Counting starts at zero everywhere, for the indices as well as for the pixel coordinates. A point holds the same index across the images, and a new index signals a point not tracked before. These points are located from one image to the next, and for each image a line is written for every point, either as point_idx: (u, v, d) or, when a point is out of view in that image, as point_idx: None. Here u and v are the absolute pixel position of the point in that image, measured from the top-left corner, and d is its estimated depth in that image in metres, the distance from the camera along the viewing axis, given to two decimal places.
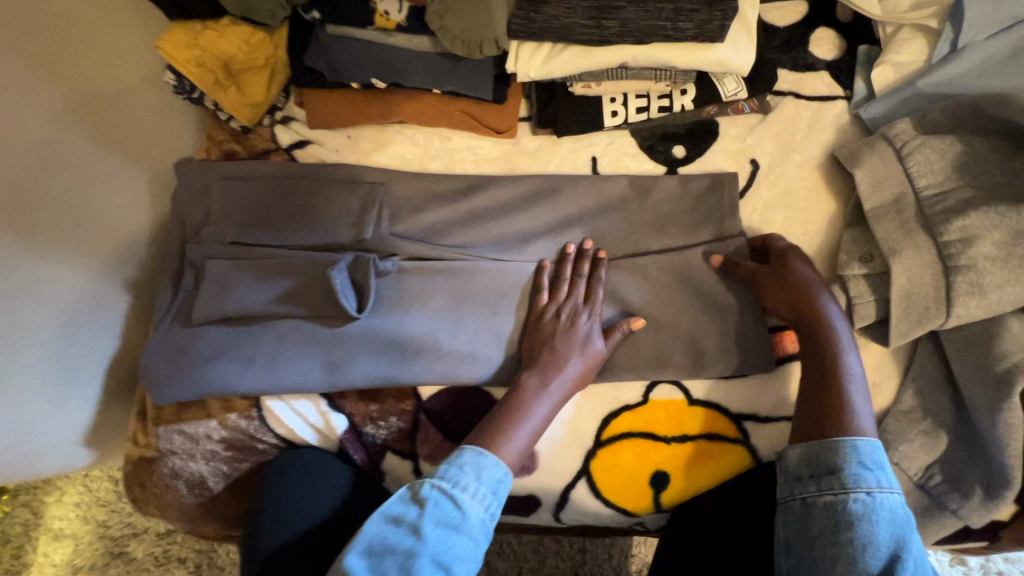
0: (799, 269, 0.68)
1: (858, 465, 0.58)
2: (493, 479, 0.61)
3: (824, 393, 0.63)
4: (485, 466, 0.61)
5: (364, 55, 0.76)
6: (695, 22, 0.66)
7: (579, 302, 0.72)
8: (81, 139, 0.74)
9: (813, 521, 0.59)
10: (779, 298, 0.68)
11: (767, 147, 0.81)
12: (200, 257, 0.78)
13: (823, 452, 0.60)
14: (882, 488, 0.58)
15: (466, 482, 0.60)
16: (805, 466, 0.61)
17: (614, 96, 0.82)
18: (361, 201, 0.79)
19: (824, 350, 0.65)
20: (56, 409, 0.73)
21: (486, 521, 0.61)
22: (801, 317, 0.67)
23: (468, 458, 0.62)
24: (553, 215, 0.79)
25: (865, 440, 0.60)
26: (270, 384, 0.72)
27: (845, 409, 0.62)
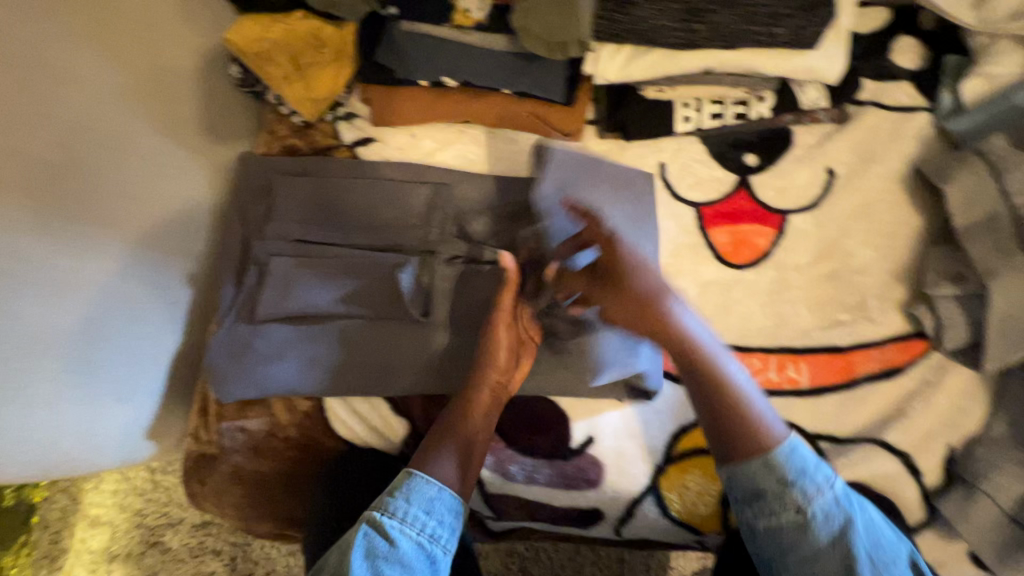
0: (628, 274, 0.64)
1: (784, 481, 0.57)
2: (425, 500, 0.59)
3: (721, 414, 0.60)
4: (415, 487, 0.60)
5: (436, 53, 0.75)
6: (789, 28, 0.65)
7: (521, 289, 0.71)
8: (151, 131, 0.74)
9: (762, 542, 0.58)
10: (636, 319, 0.64)
11: (845, 158, 0.78)
12: (264, 253, 0.75)
13: (747, 477, 0.58)
14: (813, 493, 0.57)
15: (398, 508, 0.59)
16: (735, 490, 0.60)
17: (687, 100, 0.79)
18: (427, 201, 0.77)
19: (699, 366, 0.62)
20: (121, 402, 0.72)
21: (425, 545, 0.58)
22: (652, 330, 0.64)
23: (401, 482, 0.61)
24: None
25: (783, 445, 0.58)
26: (334, 386, 0.71)
27: (748, 423, 0.59)
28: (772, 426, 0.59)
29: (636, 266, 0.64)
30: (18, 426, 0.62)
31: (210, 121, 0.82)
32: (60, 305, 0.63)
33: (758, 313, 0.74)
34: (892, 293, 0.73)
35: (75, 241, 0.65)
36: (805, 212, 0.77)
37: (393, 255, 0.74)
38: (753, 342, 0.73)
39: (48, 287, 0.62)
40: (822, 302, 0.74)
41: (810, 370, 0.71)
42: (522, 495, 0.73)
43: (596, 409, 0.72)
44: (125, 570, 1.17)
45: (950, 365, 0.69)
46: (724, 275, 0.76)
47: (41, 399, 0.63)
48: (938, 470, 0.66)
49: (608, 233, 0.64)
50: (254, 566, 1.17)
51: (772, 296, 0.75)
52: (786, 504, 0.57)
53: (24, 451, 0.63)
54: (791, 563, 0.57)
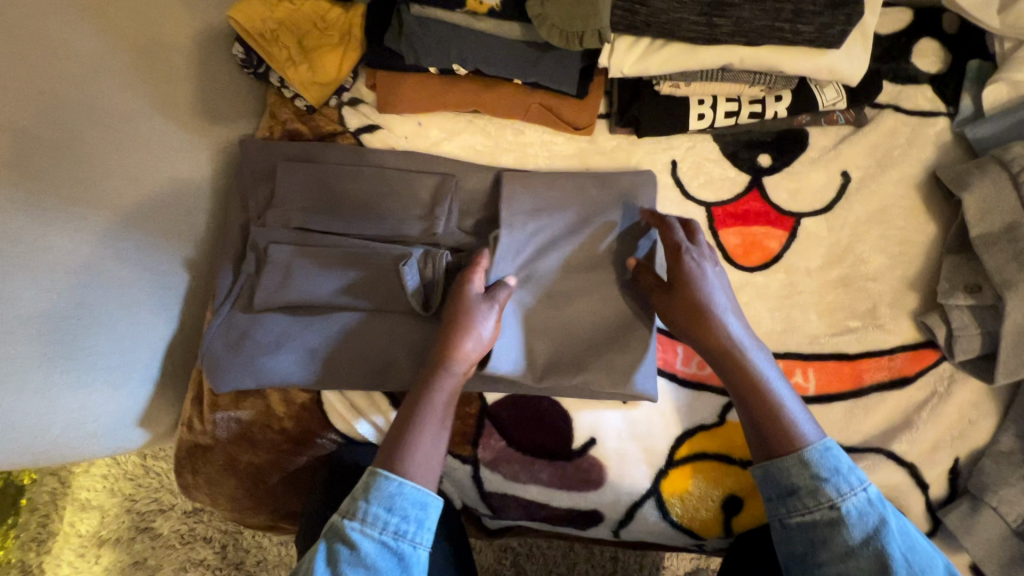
0: (697, 284, 0.64)
1: (817, 477, 0.56)
2: (384, 498, 0.54)
3: (754, 413, 0.60)
4: (374, 486, 0.55)
5: (448, 39, 0.72)
6: (815, 26, 0.62)
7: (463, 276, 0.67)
8: (150, 112, 0.72)
9: (795, 539, 0.57)
10: (691, 326, 0.64)
11: (861, 161, 0.77)
12: (264, 240, 0.73)
13: (780, 473, 0.57)
14: (846, 492, 0.55)
15: (357, 511, 0.54)
16: (768, 489, 0.59)
17: (702, 98, 0.77)
18: (433, 192, 0.75)
19: (737, 370, 0.61)
20: (116, 391, 0.68)
21: (390, 543, 0.54)
22: (697, 327, 0.63)
23: (362, 481, 0.56)
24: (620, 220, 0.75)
25: (813, 444, 0.57)
26: (333, 379, 0.70)
27: (780, 420, 0.59)
28: (801, 425, 0.59)
29: (698, 275, 0.64)
30: (11, 412, 0.59)
31: (211, 101, 0.79)
32: (54, 288, 0.61)
33: (767, 317, 0.73)
34: (903, 302, 0.71)
35: (73, 224, 0.63)
36: (819, 216, 0.76)
37: (395, 246, 0.71)
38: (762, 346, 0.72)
39: (41, 270, 0.60)
40: (832, 308, 0.73)
41: (817, 377, 0.69)
42: (521, 495, 0.71)
43: (599, 409, 0.71)
44: (113, 555, 1.16)
45: (960, 375, 0.68)
46: (732, 276, 0.75)
47: (35, 385, 0.61)
48: (943, 481, 0.65)
49: (682, 243, 0.66)
50: (244, 555, 1.16)
51: (782, 300, 0.74)
52: (820, 501, 0.55)
53: (17, 439, 0.61)
54: (824, 561, 0.54)
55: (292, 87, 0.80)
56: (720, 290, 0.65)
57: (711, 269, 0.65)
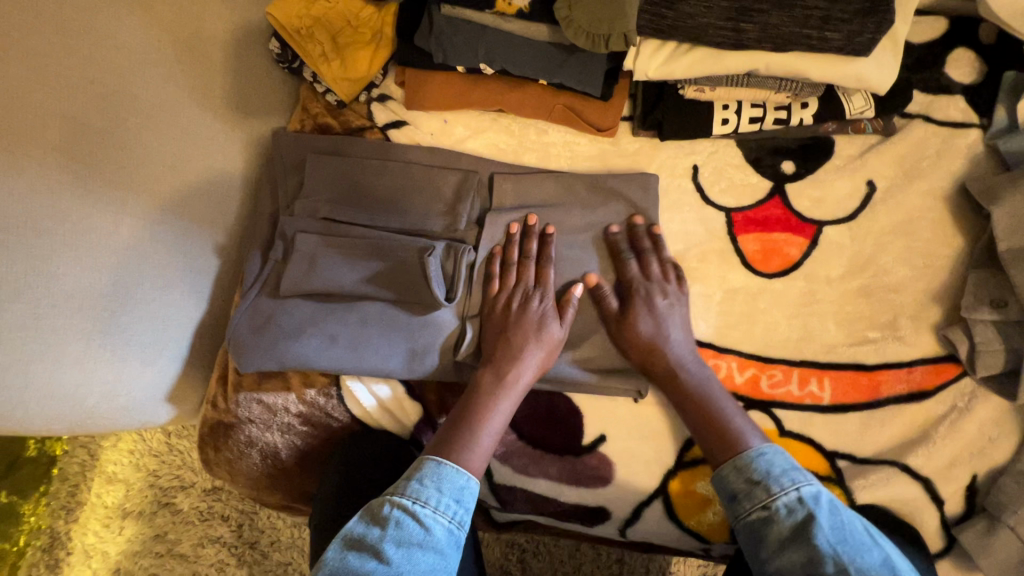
0: (646, 320, 0.68)
1: (750, 478, 0.59)
2: (454, 488, 0.60)
3: (700, 427, 0.64)
4: (446, 477, 0.60)
5: (476, 39, 0.73)
6: (843, 33, 0.62)
7: (531, 285, 0.70)
8: (190, 103, 0.75)
9: (744, 542, 0.58)
10: (641, 359, 0.68)
11: (887, 171, 0.76)
12: (292, 230, 0.75)
13: (723, 480, 0.61)
14: (778, 491, 0.57)
15: (428, 496, 0.59)
16: (720, 498, 0.62)
17: (726, 103, 0.77)
18: (455, 188, 0.77)
19: (681, 389, 0.66)
20: (148, 368, 0.71)
21: (454, 531, 0.59)
22: (642, 353, 0.68)
23: (429, 471, 0.60)
24: (634, 219, 0.75)
25: (753, 451, 0.60)
26: (352, 365, 0.71)
27: (724, 428, 0.63)
28: (739, 433, 0.63)
29: (648, 303, 0.69)
30: (50, 379, 0.63)
31: (246, 95, 0.82)
32: (95, 268, 0.64)
33: (784, 324, 0.73)
34: (926, 315, 0.70)
35: (116, 208, 0.66)
36: (841, 224, 0.75)
37: (416, 238, 0.73)
38: (777, 353, 0.72)
39: (84, 250, 0.63)
40: (852, 318, 0.72)
41: (833, 387, 0.69)
42: (529, 488, 0.73)
43: (610, 408, 0.71)
44: (136, 527, 1.21)
45: (981, 392, 0.67)
46: (751, 282, 0.75)
47: (72, 356, 0.64)
48: (960, 499, 0.64)
49: (634, 279, 0.71)
50: (259, 535, 1.19)
51: (800, 307, 0.73)
52: (754, 502, 0.58)
53: (55, 405, 0.64)
54: (766, 559, 0.56)
55: (323, 83, 0.82)
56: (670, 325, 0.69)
57: (656, 299, 0.70)
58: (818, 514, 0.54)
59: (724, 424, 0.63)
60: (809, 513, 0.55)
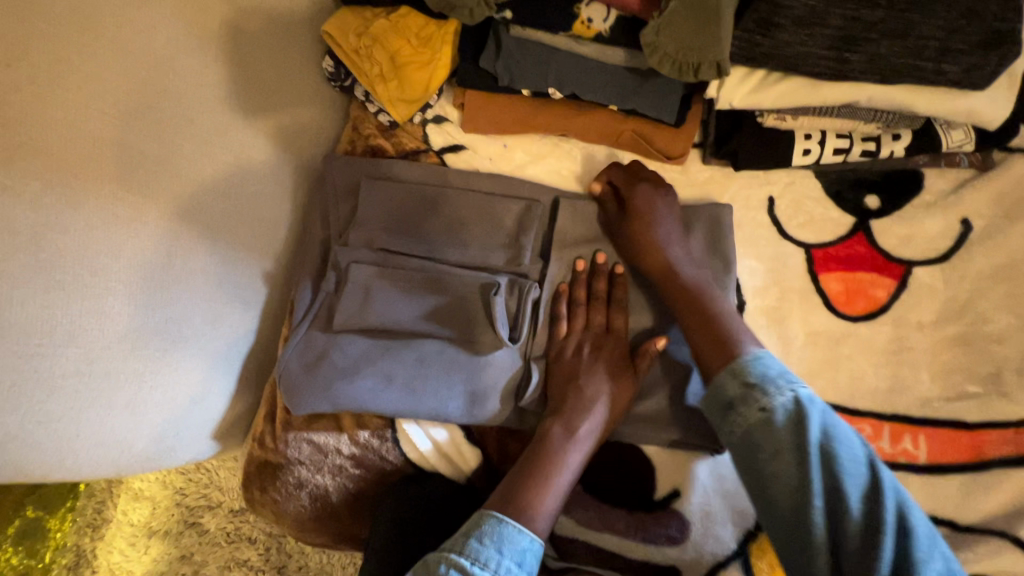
0: (656, 219, 0.68)
1: (749, 380, 0.55)
2: (517, 551, 0.55)
3: (696, 332, 0.62)
4: (507, 536, 0.55)
5: (545, 62, 0.69)
6: (962, 66, 0.56)
7: (600, 332, 0.68)
8: (242, 125, 0.71)
9: (739, 452, 0.54)
10: (646, 255, 0.67)
11: (984, 210, 0.70)
12: (346, 259, 0.71)
13: (721, 387, 0.57)
14: (774, 393, 0.54)
15: (488, 557, 0.53)
16: (712, 412, 0.58)
17: (809, 132, 0.72)
18: (518, 217, 0.72)
19: (679, 293, 0.65)
20: (197, 403, 0.68)
21: None
22: (642, 260, 0.68)
23: (490, 529, 0.55)
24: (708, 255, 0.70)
25: (747, 354, 0.58)
26: (409, 409, 0.67)
27: (722, 335, 0.61)
28: (738, 340, 0.60)
29: (648, 206, 0.69)
30: (100, 426, 0.59)
31: (298, 114, 0.78)
32: (147, 306, 0.60)
33: (872, 373, 0.68)
34: None
35: (171, 239, 0.63)
36: (932, 266, 0.70)
37: (478, 272, 0.68)
38: (864, 405, 0.67)
39: (135, 285, 0.59)
40: (946, 369, 0.67)
41: (929, 444, 0.64)
42: (594, 543, 0.66)
43: (684, 461, 0.67)
44: (162, 547, 1.18)
45: None
46: (834, 325, 0.70)
47: (123, 402, 0.60)
48: None
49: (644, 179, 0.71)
50: (287, 559, 1.16)
51: (888, 355, 0.68)
52: (750, 405, 0.54)
53: (104, 452, 0.61)
54: (763, 465, 0.52)
55: (377, 102, 0.79)
56: (673, 227, 0.69)
57: (666, 203, 0.70)
58: (813, 414, 0.51)
59: (715, 320, 0.62)
60: (803, 411, 0.52)
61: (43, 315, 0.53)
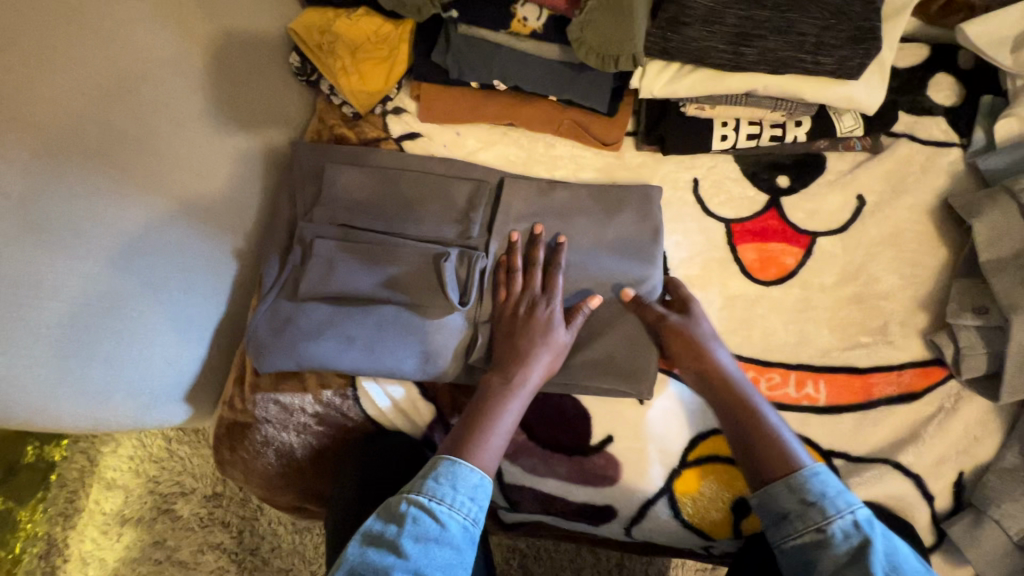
0: (699, 323, 0.72)
1: (807, 499, 0.59)
2: (469, 486, 0.61)
3: (755, 438, 0.64)
4: (460, 475, 0.62)
5: (490, 57, 0.78)
6: (836, 58, 0.67)
7: (538, 292, 0.73)
8: (214, 112, 0.78)
9: (791, 564, 0.59)
10: (687, 358, 0.70)
11: (875, 186, 0.80)
12: (310, 235, 0.78)
13: (772, 497, 0.61)
14: (833, 514, 0.57)
15: (443, 494, 0.60)
16: (764, 516, 0.61)
17: (725, 121, 0.82)
18: (468, 197, 0.80)
19: (732, 411, 0.66)
20: (170, 364, 0.73)
21: (469, 528, 0.60)
22: (694, 365, 0.70)
23: (444, 469, 0.62)
24: (636, 224, 0.78)
25: (807, 469, 0.61)
26: (367, 367, 0.73)
27: (781, 447, 0.63)
28: (798, 452, 0.63)
29: (700, 317, 0.73)
30: (80, 377, 0.65)
31: (268, 106, 0.85)
32: (125, 267, 0.67)
33: (782, 330, 0.76)
34: (913, 321, 0.74)
35: (146, 209, 0.69)
36: (834, 235, 0.79)
37: (432, 245, 0.76)
38: (774, 357, 0.75)
39: (113, 247, 0.66)
40: (844, 324, 0.76)
41: (828, 389, 0.73)
42: (538, 487, 0.75)
43: (617, 410, 0.74)
44: (135, 533, 1.20)
45: (965, 393, 0.71)
46: (749, 289, 0.79)
47: (104, 356, 0.66)
48: (948, 494, 0.68)
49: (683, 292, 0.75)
50: (259, 541, 1.19)
51: (796, 313, 0.77)
52: (807, 524, 0.58)
53: (84, 403, 0.66)
54: None
55: (341, 95, 0.86)
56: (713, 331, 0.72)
57: (625, 195, 0.79)
58: (876, 543, 0.55)
59: (774, 433, 0.64)
60: (865, 538, 0.55)
61: (29, 270, 0.59)
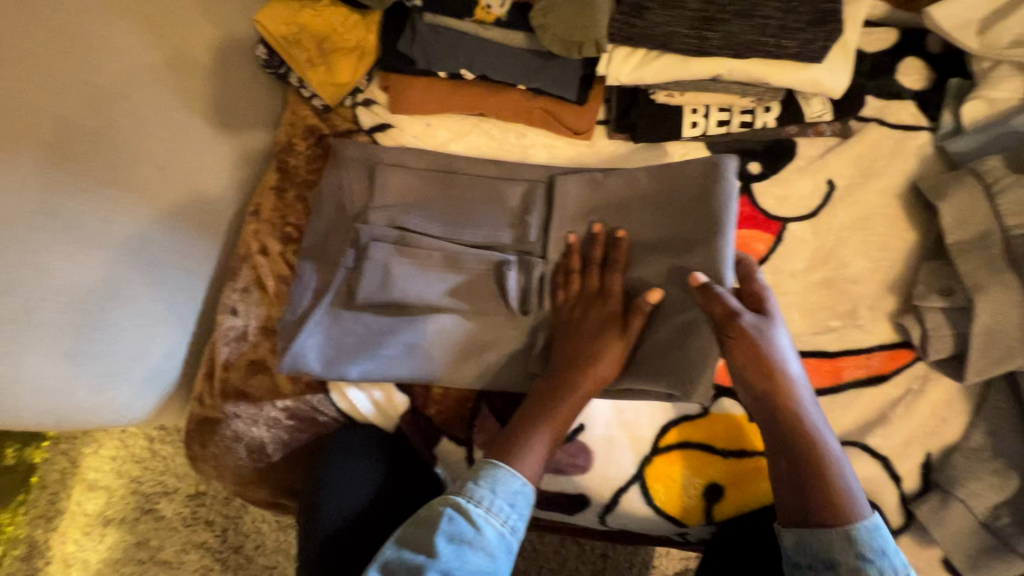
0: (775, 335, 0.60)
1: (864, 554, 0.54)
2: (509, 492, 0.60)
3: (812, 476, 0.58)
4: (501, 480, 0.60)
5: (457, 45, 0.77)
6: (798, 41, 0.67)
7: (593, 294, 0.71)
8: (179, 104, 0.77)
9: None
10: (752, 369, 0.60)
11: (846, 170, 0.80)
12: (366, 237, 0.74)
13: (819, 543, 0.56)
14: None
15: (481, 496, 0.59)
16: (801, 555, 0.57)
17: (695, 108, 0.82)
18: (521, 199, 0.77)
19: (794, 437, 0.59)
20: (136, 361, 0.72)
21: (505, 536, 0.58)
22: (762, 381, 0.60)
23: (485, 472, 0.61)
24: (701, 203, 0.69)
25: (865, 521, 0.56)
26: (432, 376, 0.73)
27: (840, 491, 0.57)
28: (857, 497, 0.57)
29: (778, 329, 0.61)
30: (41, 371, 0.64)
31: (235, 99, 0.84)
32: (86, 261, 0.66)
33: None
34: (882, 304, 0.75)
35: (107, 202, 0.68)
36: (804, 221, 0.79)
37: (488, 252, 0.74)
38: None
39: (71, 240, 0.65)
40: (816, 309, 0.76)
41: None
42: None
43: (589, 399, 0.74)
44: (118, 534, 1.19)
45: (933, 374, 0.71)
46: None
47: (62, 350, 0.65)
48: (916, 475, 0.68)
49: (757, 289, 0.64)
50: (243, 539, 1.19)
51: None
52: None
53: (45, 398, 0.65)
54: None
55: (310, 88, 0.84)
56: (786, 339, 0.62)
57: (689, 169, 0.71)
58: None
59: (835, 472, 0.58)
60: None
61: None
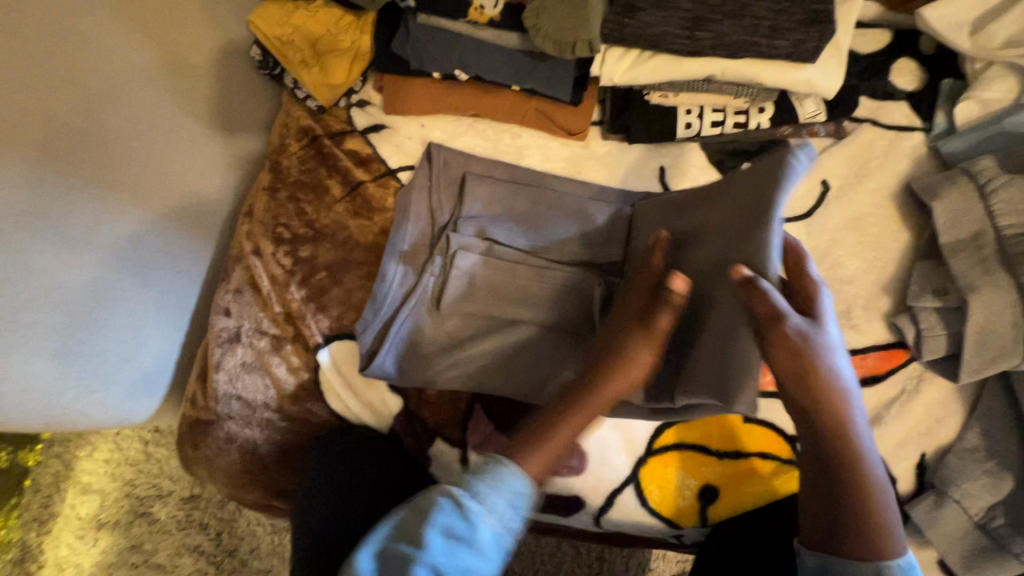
0: (828, 345, 0.52)
1: None
2: (512, 494, 0.49)
3: (849, 504, 0.51)
4: (504, 479, 0.49)
5: (451, 46, 0.77)
6: (790, 41, 0.67)
7: (630, 293, 0.62)
8: (171, 105, 0.77)
9: None
10: (794, 382, 0.52)
11: (840, 171, 0.80)
12: (454, 245, 0.74)
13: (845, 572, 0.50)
14: None
15: (483, 493, 0.48)
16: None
17: (688, 108, 0.82)
18: (609, 221, 0.77)
19: (834, 459, 0.52)
20: (126, 362, 0.72)
21: (500, 537, 0.48)
22: (808, 396, 0.52)
23: (488, 467, 0.50)
24: (750, 195, 0.55)
25: (899, 559, 0.50)
26: (502, 388, 0.72)
27: (880, 527, 0.51)
28: (893, 533, 0.51)
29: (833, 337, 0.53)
30: (27, 374, 0.63)
31: (229, 99, 0.83)
32: (75, 262, 0.66)
33: None
34: (877, 304, 0.74)
35: (97, 202, 0.68)
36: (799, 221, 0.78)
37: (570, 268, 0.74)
38: None
39: (60, 240, 0.65)
40: None
41: None
42: None
43: None
44: (112, 538, 1.18)
45: (927, 375, 0.71)
46: None
47: (50, 352, 0.64)
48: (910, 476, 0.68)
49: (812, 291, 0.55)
50: (238, 542, 1.18)
51: None
52: None
53: (31, 400, 0.64)
54: None
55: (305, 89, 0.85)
56: (842, 348, 0.53)
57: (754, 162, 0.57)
58: None
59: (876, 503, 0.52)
60: None
61: None
